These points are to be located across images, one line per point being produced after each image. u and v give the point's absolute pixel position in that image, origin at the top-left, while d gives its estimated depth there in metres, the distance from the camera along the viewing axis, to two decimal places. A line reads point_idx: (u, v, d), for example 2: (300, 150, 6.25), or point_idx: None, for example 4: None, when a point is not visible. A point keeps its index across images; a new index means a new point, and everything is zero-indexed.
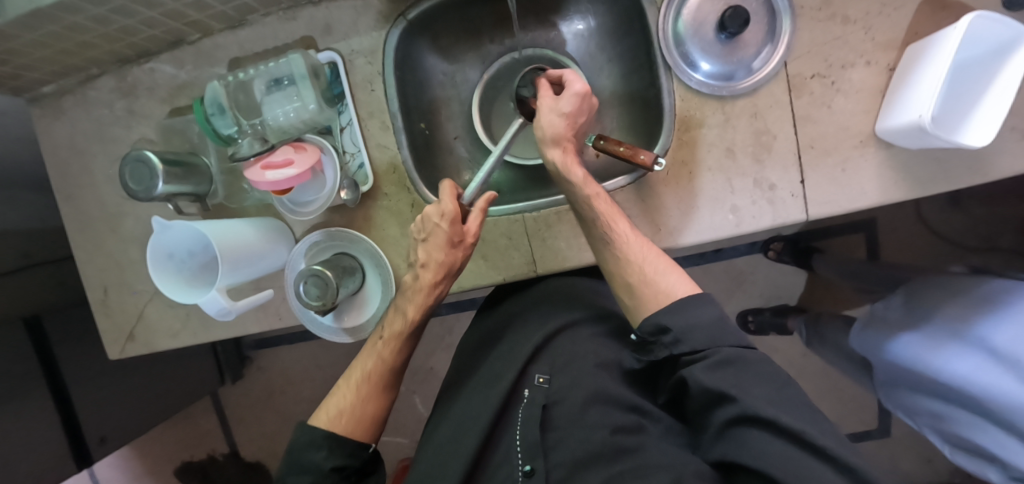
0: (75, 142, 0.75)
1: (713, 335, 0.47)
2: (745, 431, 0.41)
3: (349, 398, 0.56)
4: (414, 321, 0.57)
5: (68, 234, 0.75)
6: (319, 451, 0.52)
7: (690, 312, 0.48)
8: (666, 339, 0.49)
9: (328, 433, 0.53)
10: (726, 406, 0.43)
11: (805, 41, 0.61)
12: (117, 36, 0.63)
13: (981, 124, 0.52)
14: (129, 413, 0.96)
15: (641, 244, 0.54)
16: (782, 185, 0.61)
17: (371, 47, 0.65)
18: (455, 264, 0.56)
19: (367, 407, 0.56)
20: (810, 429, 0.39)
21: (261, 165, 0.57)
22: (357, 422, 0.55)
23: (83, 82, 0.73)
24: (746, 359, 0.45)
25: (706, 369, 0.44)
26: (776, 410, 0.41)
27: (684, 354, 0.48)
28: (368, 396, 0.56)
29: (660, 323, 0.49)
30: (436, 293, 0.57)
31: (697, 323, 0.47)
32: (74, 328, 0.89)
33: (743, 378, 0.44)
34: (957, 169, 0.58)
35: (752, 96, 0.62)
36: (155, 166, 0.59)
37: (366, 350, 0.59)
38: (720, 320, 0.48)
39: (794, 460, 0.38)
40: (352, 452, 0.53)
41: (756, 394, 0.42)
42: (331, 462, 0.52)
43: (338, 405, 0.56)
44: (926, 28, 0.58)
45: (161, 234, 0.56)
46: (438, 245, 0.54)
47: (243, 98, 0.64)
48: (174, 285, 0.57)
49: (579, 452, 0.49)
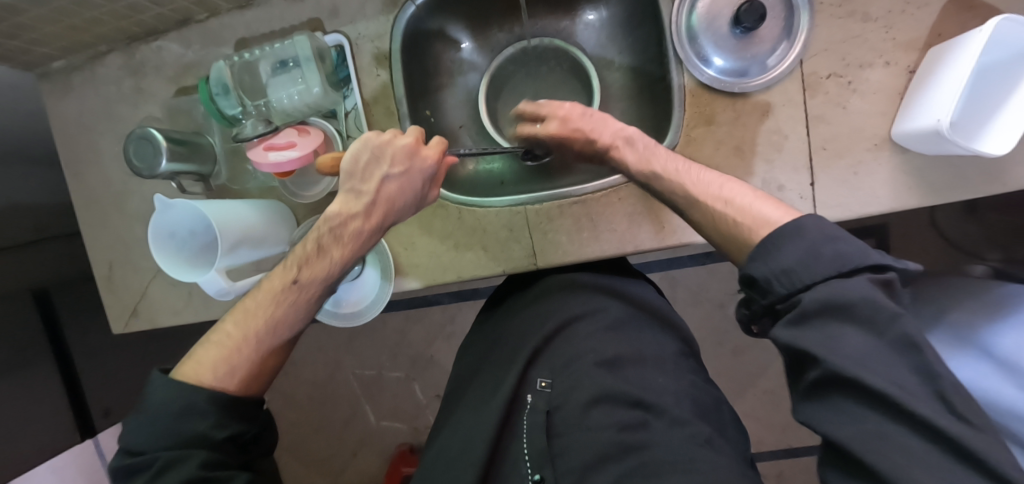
0: (82, 118, 0.75)
1: (803, 271, 0.40)
2: (832, 396, 0.37)
3: (236, 346, 0.47)
4: (343, 262, 0.52)
5: (76, 209, 0.76)
6: (201, 420, 0.43)
7: (777, 254, 0.42)
8: (758, 290, 0.44)
9: (214, 396, 0.44)
10: (811, 366, 0.38)
11: (822, 38, 0.59)
12: (125, 14, 0.63)
13: (1002, 131, 0.51)
14: (134, 387, 0.97)
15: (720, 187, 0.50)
16: (791, 186, 0.60)
17: (378, 31, 0.64)
18: (404, 210, 0.55)
19: (268, 361, 0.48)
20: (903, 393, 0.34)
21: (264, 146, 0.57)
22: (247, 373, 0.47)
23: (92, 59, 0.73)
24: (839, 300, 0.37)
25: (791, 324, 0.40)
26: (865, 372, 0.35)
27: (779, 302, 0.42)
28: (264, 345, 0.48)
29: (748, 273, 0.44)
30: (372, 239, 0.53)
31: (783, 265, 0.41)
32: (82, 302, 0.91)
33: (838, 327, 0.37)
34: (974, 176, 0.56)
35: (764, 94, 0.60)
36: (159, 144, 0.60)
37: (268, 287, 0.49)
38: (818, 246, 0.40)
39: (882, 432, 0.34)
40: (244, 413, 0.46)
41: (851, 350, 0.36)
42: (223, 431, 0.43)
43: (221, 357, 0.46)
44: (951, 29, 0.56)
45: (161, 213, 0.56)
46: (401, 183, 0.52)
47: (248, 79, 0.64)
48: (176, 265, 0.58)
49: (586, 457, 0.49)
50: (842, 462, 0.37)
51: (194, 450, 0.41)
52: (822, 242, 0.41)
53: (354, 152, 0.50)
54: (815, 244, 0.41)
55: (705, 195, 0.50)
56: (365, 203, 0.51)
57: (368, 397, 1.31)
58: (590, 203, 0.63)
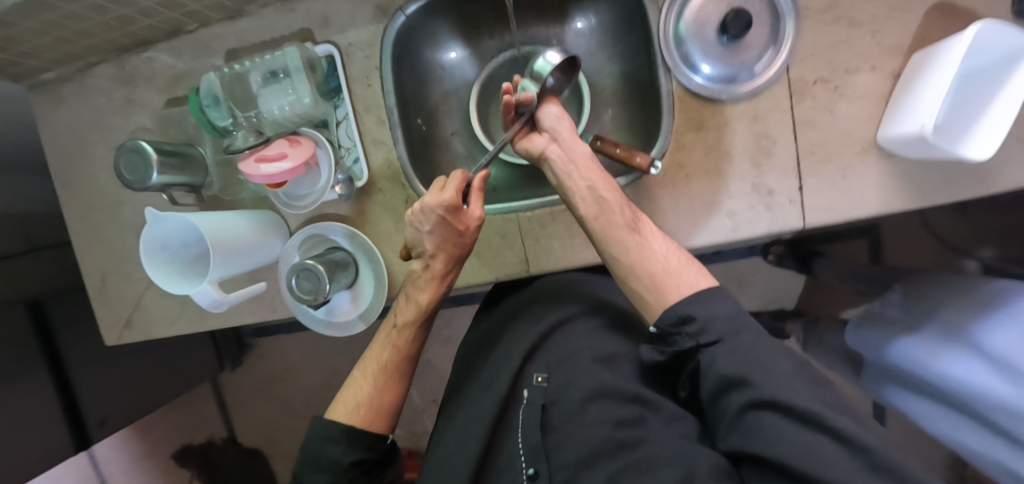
0: (74, 129, 0.75)
1: (735, 324, 0.43)
2: (761, 417, 0.39)
3: (366, 390, 0.56)
4: (427, 308, 0.58)
5: (68, 220, 0.76)
6: (338, 446, 0.52)
7: (711, 303, 0.45)
8: (690, 329, 0.44)
9: (346, 429, 0.53)
10: (741, 391, 0.40)
11: (809, 44, 0.59)
12: (115, 25, 0.63)
13: (986, 135, 0.51)
14: (129, 397, 0.97)
15: (657, 238, 0.51)
16: (780, 191, 0.61)
17: (368, 40, 0.64)
18: (463, 252, 0.57)
19: (385, 399, 0.56)
20: (827, 411, 0.37)
21: (256, 157, 0.57)
22: (373, 414, 0.55)
23: (83, 70, 0.73)
24: (758, 343, 0.42)
25: (726, 354, 0.42)
26: (793, 394, 0.38)
27: (705, 344, 0.44)
28: (384, 386, 0.56)
29: (684, 313, 0.45)
30: (447, 281, 0.58)
31: (719, 313, 0.44)
32: (75, 312, 0.91)
33: (763, 360, 0.41)
34: (960, 180, 0.57)
35: (753, 100, 0.61)
36: (150, 156, 0.59)
37: (379, 340, 0.59)
38: (739, 314, 0.45)
39: (810, 448, 0.36)
40: (369, 445, 0.54)
41: (778, 378, 0.40)
42: (350, 456, 0.52)
43: (354, 397, 0.56)
44: (934, 34, 0.57)
45: (153, 225, 0.56)
46: (445, 236, 0.55)
47: (239, 89, 0.64)
48: (168, 276, 0.58)
49: (581, 452, 0.49)
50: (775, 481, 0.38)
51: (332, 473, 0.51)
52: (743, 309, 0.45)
53: (410, 218, 0.56)
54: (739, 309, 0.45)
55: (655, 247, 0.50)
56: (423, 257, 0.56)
57: None
58: None
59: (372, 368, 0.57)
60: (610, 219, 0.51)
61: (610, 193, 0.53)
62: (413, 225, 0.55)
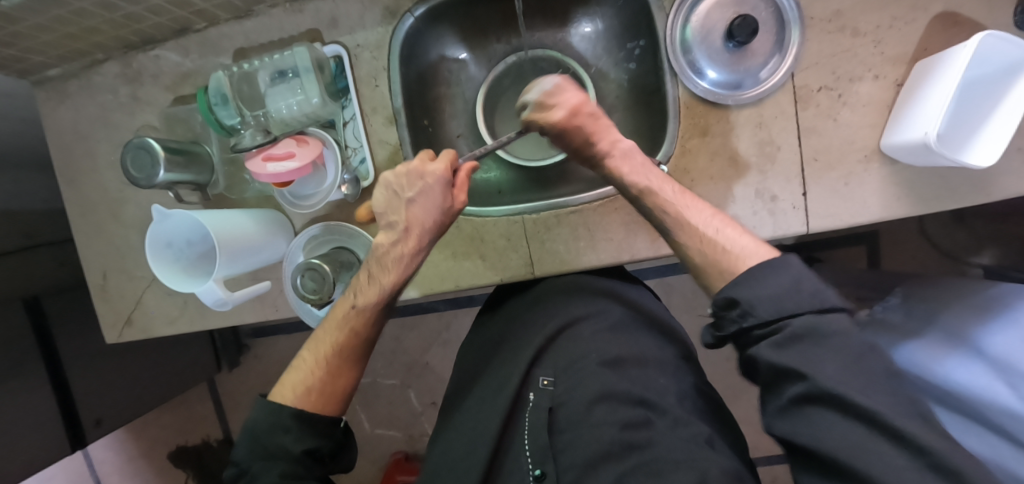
0: (78, 125, 0.75)
1: (784, 302, 0.42)
2: (813, 412, 0.39)
3: (316, 373, 0.52)
4: (392, 289, 0.54)
5: (69, 217, 0.76)
6: (287, 434, 0.49)
7: (761, 280, 0.44)
8: (735, 313, 0.45)
9: (296, 414, 0.50)
10: (793, 383, 0.40)
11: (813, 52, 0.60)
12: (123, 22, 0.63)
13: (987, 144, 0.53)
14: (125, 396, 0.96)
15: (704, 216, 0.51)
16: (783, 197, 0.61)
17: (376, 41, 0.65)
18: (438, 229, 0.55)
19: (338, 383, 0.53)
20: (889, 411, 0.36)
21: (262, 156, 0.57)
22: (323, 398, 0.52)
23: (89, 67, 0.73)
24: (821, 329, 0.40)
25: (774, 348, 0.41)
26: (850, 390, 0.37)
27: (755, 326, 0.44)
28: (337, 370, 0.53)
29: (729, 296, 0.45)
30: (415, 263, 0.55)
31: (766, 292, 0.43)
32: (73, 310, 0.90)
33: (819, 352, 0.39)
34: (962, 188, 0.58)
35: (757, 106, 0.61)
36: (157, 154, 0.59)
37: (331, 321, 0.54)
38: (795, 283, 0.43)
39: (864, 447, 0.36)
40: (322, 431, 0.51)
41: (836, 371, 0.38)
42: (302, 445, 0.49)
43: (303, 382, 0.52)
44: (936, 44, 0.58)
45: (159, 223, 0.56)
46: (425, 206, 0.53)
47: (247, 89, 0.64)
48: (173, 275, 0.57)
49: (590, 453, 0.49)
50: (825, 471, 0.38)
51: (279, 462, 0.48)
52: (803, 280, 0.43)
53: (387, 183, 0.55)
54: (795, 278, 0.43)
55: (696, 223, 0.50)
56: (399, 231, 0.53)
57: (363, 404, 1.30)
58: (586, 212, 0.64)
59: (326, 350, 0.53)
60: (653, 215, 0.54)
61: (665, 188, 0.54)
62: (392, 189, 0.54)
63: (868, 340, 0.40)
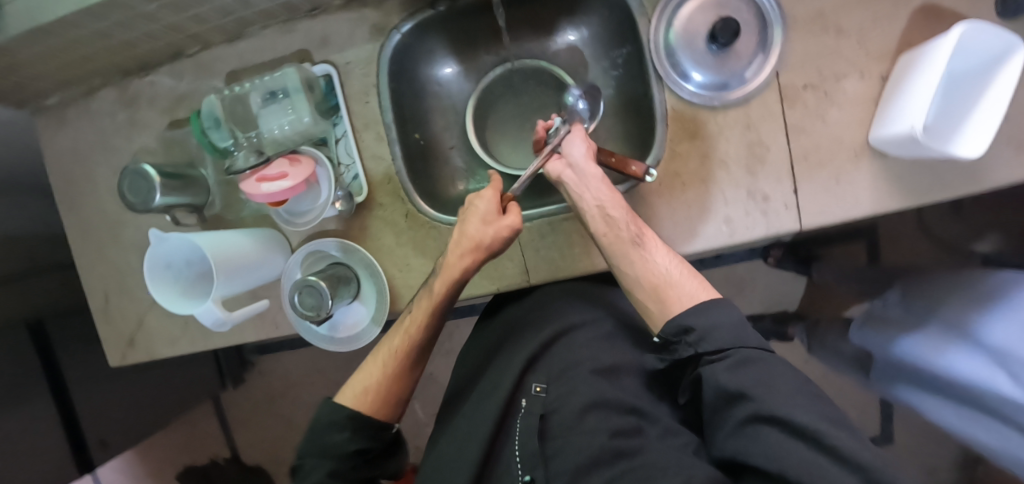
0: (77, 152, 0.76)
1: (736, 333, 0.45)
2: (761, 431, 0.40)
3: (375, 378, 0.57)
4: (438, 300, 0.55)
5: (70, 243, 0.77)
6: (341, 434, 0.53)
7: (714, 312, 0.46)
8: (689, 339, 0.46)
9: (351, 414, 0.54)
10: (743, 405, 0.42)
11: (798, 51, 0.61)
12: (118, 50, 0.64)
13: (975, 135, 0.52)
14: (131, 418, 0.97)
15: (662, 254, 0.52)
16: (774, 196, 0.61)
17: (365, 58, 0.66)
18: (486, 246, 0.54)
19: (393, 389, 0.56)
20: (826, 428, 0.37)
21: (256, 177, 0.58)
22: (378, 402, 0.56)
23: (87, 94, 0.75)
24: (766, 360, 0.43)
25: (728, 370, 0.43)
26: (795, 410, 0.39)
27: (707, 353, 0.45)
28: (392, 376, 0.57)
29: (684, 323, 0.47)
30: (466, 277, 0.55)
31: (720, 323, 0.45)
32: (77, 334, 0.91)
33: (768, 376, 0.42)
34: (954, 179, 0.58)
35: (745, 106, 0.62)
36: (153, 180, 0.60)
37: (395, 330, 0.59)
38: (741, 321, 0.46)
39: (808, 463, 0.36)
40: (373, 434, 0.54)
41: (781, 394, 0.41)
42: (352, 444, 0.53)
43: (364, 385, 0.57)
44: (920, 38, 0.58)
45: (156, 245, 0.57)
46: (470, 225, 0.55)
47: (240, 110, 0.65)
48: (171, 296, 0.58)
49: (580, 458, 0.48)
50: None
51: (331, 459, 0.52)
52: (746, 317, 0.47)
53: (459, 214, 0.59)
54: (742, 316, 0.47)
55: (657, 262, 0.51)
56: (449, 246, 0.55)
57: None
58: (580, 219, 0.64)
59: (386, 359, 0.57)
60: (618, 237, 0.53)
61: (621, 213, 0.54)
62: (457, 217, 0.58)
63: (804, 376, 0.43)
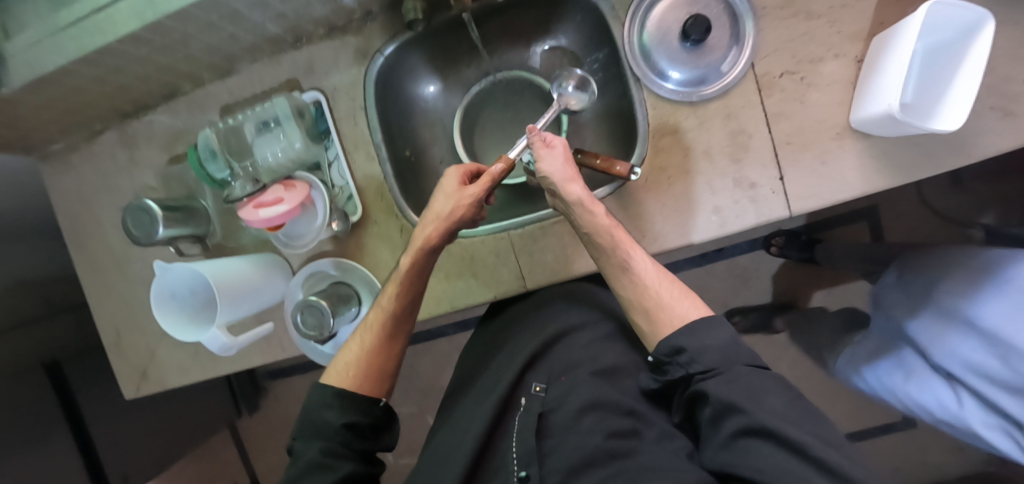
0: (83, 194, 0.79)
1: (726, 355, 0.46)
2: (750, 445, 0.41)
3: (355, 355, 0.57)
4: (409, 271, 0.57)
5: (82, 281, 0.79)
6: (330, 409, 0.53)
7: (704, 334, 0.47)
8: (681, 359, 0.48)
9: (339, 391, 0.54)
10: (733, 418, 0.43)
11: (771, 40, 0.62)
12: (116, 93, 0.67)
13: (955, 106, 0.52)
14: (150, 450, 0.98)
15: (656, 275, 0.53)
16: (762, 183, 0.62)
17: (351, 82, 0.68)
18: (456, 216, 0.57)
19: (374, 364, 0.56)
20: (814, 443, 0.39)
21: (254, 204, 0.60)
22: (362, 378, 0.56)
23: (89, 137, 0.78)
24: (756, 377, 0.44)
25: (719, 384, 0.44)
26: (785, 424, 0.40)
27: (698, 373, 0.47)
28: (373, 350, 0.57)
29: (675, 344, 0.48)
30: (436, 248, 0.58)
31: (711, 344, 0.47)
32: (94, 371, 0.93)
33: (759, 392, 0.43)
34: (939, 152, 0.58)
35: (723, 99, 0.63)
36: (154, 213, 0.63)
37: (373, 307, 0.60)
38: (733, 342, 0.47)
39: (792, 474, 0.38)
40: (363, 409, 0.54)
41: (770, 409, 0.42)
42: (343, 419, 0.53)
43: (346, 364, 0.57)
44: (892, 17, 0.59)
45: (161, 276, 0.58)
46: (438, 201, 0.58)
47: (234, 141, 0.68)
48: (176, 324, 0.60)
49: (574, 458, 0.49)
50: None
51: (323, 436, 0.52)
52: (741, 340, 0.48)
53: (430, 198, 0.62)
54: (734, 336, 0.48)
55: (647, 283, 0.52)
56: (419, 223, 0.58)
57: None
58: None
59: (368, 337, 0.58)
60: (609, 261, 0.54)
61: (610, 238, 0.53)
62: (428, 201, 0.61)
63: (793, 391, 0.45)
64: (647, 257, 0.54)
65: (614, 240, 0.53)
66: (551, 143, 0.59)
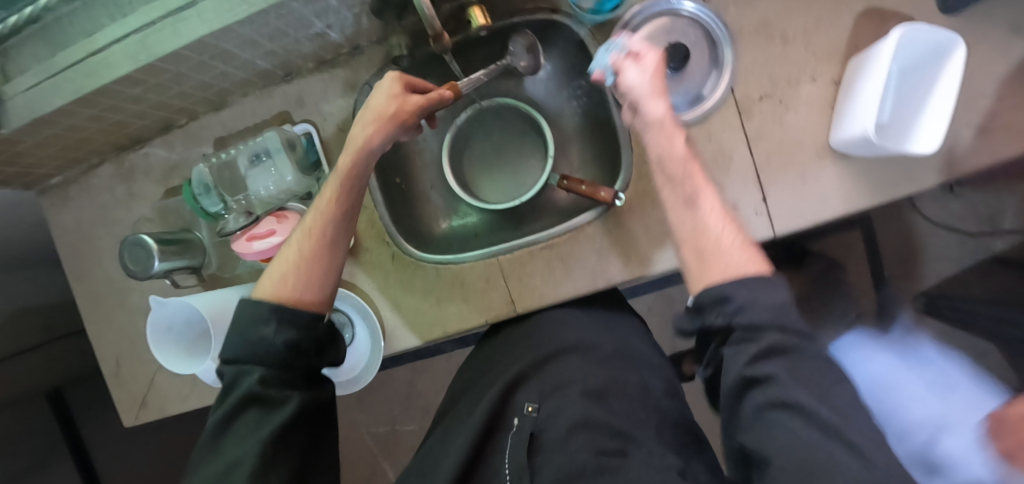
0: (81, 226, 0.80)
1: (777, 314, 0.43)
2: (774, 418, 0.40)
3: (290, 266, 0.55)
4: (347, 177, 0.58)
5: (81, 311, 0.81)
6: (267, 326, 0.51)
7: (758, 288, 0.45)
8: (727, 308, 0.45)
9: (276, 306, 0.52)
10: (763, 390, 0.42)
11: (748, 64, 0.63)
12: (112, 129, 0.69)
13: (929, 128, 0.53)
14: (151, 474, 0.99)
15: (716, 217, 0.51)
16: (745, 204, 0.63)
17: (339, 113, 0.69)
18: (399, 115, 0.57)
19: (313, 272, 0.55)
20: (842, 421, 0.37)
21: (247, 237, 0.62)
22: (301, 288, 0.54)
23: (87, 171, 0.79)
24: (794, 348, 0.42)
25: (755, 354, 0.42)
26: (815, 402, 0.39)
27: (740, 325, 0.44)
28: (311, 258, 0.55)
29: (724, 292, 0.45)
30: (373, 150, 0.58)
31: (761, 299, 0.44)
32: (96, 398, 0.95)
33: (791, 364, 0.42)
34: (918, 169, 0.59)
35: (704, 123, 0.64)
36: (151, 247, 0.64)
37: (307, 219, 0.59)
38: (785, 305, 0.44)
39: (817, 450, 0.37)
40: (306, 323, 0.52)
41: (800, 384, 0.40)
42: (282, 337, 0.51)
43: (280, 274, 0.55)
44: (866, 39, 0.60)
45: (158, 310, 0.60)
46: (374, 104, 0.57)
47: (228, 174, 0.69)
48: (174, 357, 0.61)
49: (563, 474, 0.51)
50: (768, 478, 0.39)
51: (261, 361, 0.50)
52: (788, 305, 0.44)
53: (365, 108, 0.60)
54: (784, 302, 0.44)
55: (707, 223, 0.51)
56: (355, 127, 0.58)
57: (385, 456, 1.31)
58: (559, 246, 0.66)
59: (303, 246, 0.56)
60: (672, 191, 0.53)
61: (678, 166, 0.53)
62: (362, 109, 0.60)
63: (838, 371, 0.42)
64: (715, 200, 0.52)
65: (684, 170, 0.53)
66: (645, 55, 0.56)
